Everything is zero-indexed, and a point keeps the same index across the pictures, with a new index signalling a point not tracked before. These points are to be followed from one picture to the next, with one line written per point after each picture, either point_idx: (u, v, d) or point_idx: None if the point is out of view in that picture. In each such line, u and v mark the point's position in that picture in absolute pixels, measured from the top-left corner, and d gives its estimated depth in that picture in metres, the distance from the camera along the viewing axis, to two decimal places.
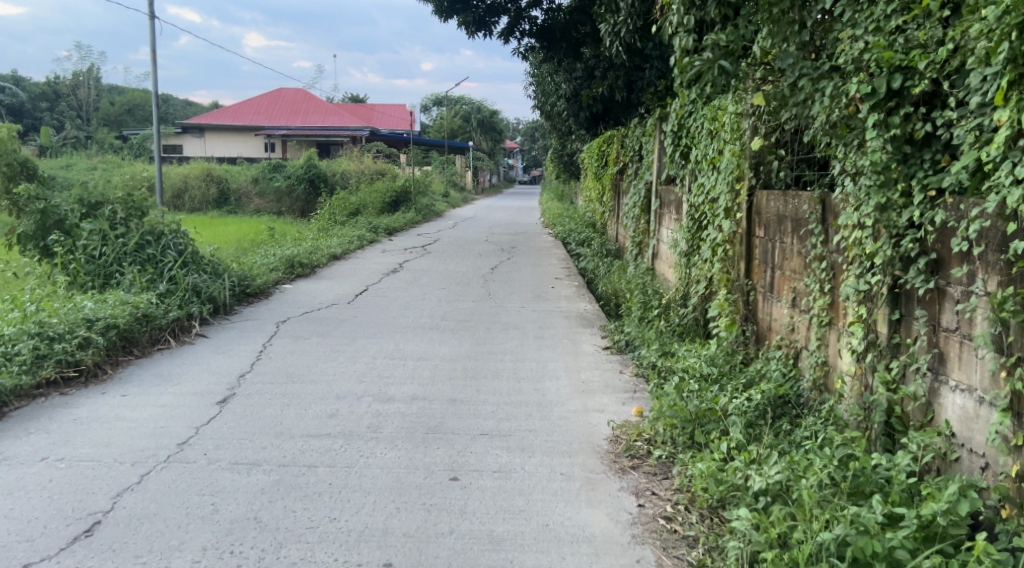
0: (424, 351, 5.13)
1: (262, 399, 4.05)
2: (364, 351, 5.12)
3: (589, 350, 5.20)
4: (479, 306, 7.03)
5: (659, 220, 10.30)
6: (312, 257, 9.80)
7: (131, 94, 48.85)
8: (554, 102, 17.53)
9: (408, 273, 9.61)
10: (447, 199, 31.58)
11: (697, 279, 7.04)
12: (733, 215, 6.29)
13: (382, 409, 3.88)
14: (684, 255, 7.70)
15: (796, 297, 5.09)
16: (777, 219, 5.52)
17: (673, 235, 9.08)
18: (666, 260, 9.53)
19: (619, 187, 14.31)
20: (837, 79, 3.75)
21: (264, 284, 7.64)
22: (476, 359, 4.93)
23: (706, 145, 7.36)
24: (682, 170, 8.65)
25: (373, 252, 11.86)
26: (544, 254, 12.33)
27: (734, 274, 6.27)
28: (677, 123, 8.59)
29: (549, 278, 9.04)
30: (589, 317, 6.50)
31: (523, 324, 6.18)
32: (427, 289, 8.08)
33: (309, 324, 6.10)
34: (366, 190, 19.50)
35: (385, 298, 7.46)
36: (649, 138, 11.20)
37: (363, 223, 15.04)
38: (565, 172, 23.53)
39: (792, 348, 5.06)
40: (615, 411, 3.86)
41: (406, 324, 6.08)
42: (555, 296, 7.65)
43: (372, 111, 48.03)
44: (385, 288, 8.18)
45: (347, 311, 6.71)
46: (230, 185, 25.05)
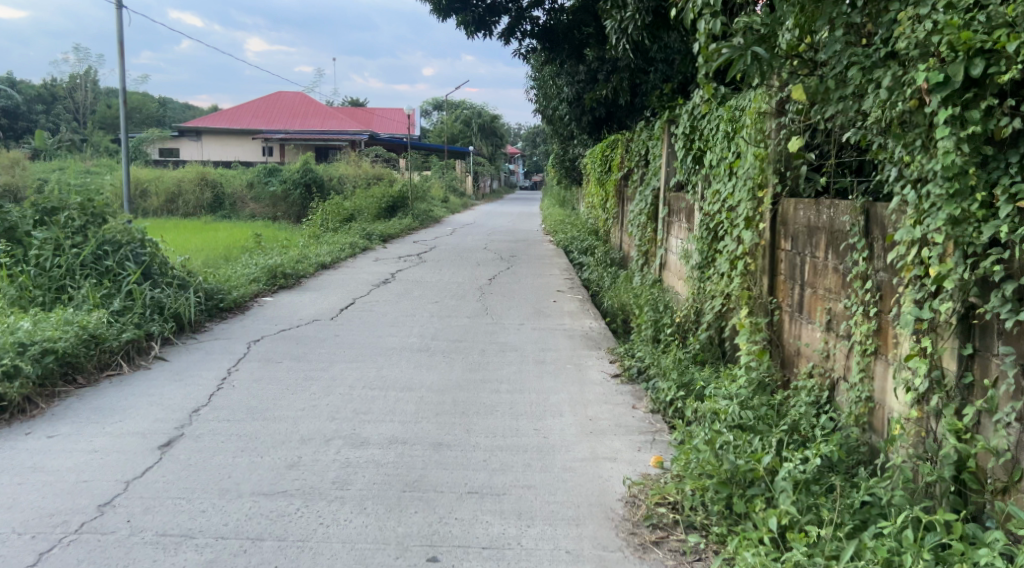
0: (409, 379, 4.53)
1: (213, 441, 3.45)
2: (341, 379, 4.52)
3: (596, 378, 4.60)
4: (474, 323, 6.43)
5: (668, 228, 9.71)
6: (298, 266, 9.22)
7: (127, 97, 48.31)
8: (557, 105, 16.99)
9: (400, 283, 9.01)
10: (447, 205, 30.99)
11: (713, 294, 6.46)
12: (756, 225, 5.70)
13: (353, 457, 3.27)
14: (698, 268, 7.11)
15: (832, 320, 4.49)
16: (808, 230, 4.93)
17: (684, 245, 8.48)
18: (675, 272, 8.94)
19: (624, 193, 13.73)
20: (896, 66, 3.16)
21: (241, 298, 7.04)
22: (469, 390, 4.32)
23: (724, 149, 6.77)
24: (693, 175, 8.05)
25: (365, 261, 11.26)
26: (545, 263, 11.74)
27: (756, 291, 5.68)
28: (689, 125, 7.98)
29: (551, 291, 8.44)
30: (594, 337, 5.91)
31: (522, 344, 5.58)
32: (419, 303, 7.48)
33: (284, 344, 5.50)
34: (361, 195, 18.93)
35: (372, 313, 6.86)
36: (657, 142, 10.60)
37: (357, 229, 14.46)
38: (567, 177, 22.94)
39: (828, 379, 4.47)
40: (629, 460, 3.26)
41: (391, 346, 5.47)
42: (556, 312, 7.04)
43: (372, 114, 47.50)
44: (374, 301, 7.58)
45: (329, 328, 6.11)
46: (224, 189, 24.44)
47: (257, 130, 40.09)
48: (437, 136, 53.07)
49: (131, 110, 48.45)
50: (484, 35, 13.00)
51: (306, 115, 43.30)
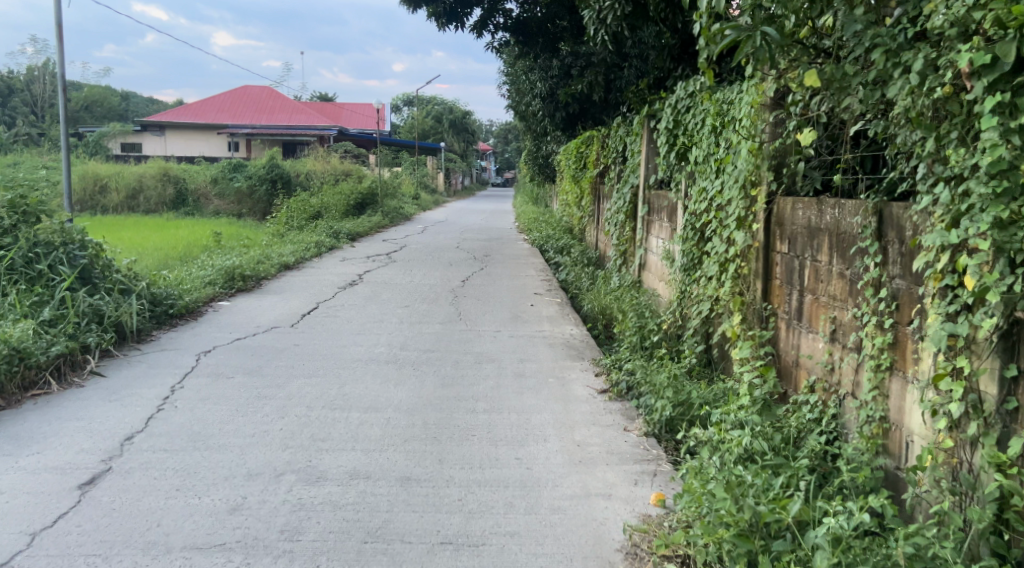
0: (374, 397, 4.08)
1: (145, 477, 2.97)
2: (299, 398, 4.06)
3: (582, 395, 4.19)
4: (446, 331, 5.98)
5: (648, 227, 9.35)
6: (258, 267, 8.68)
7: (87, 90, 46.96)
8: (530, 100, 16.59)
9: (368, 285, 8.53)
10: (419, 202, 30.39)
11: (701, 299, 6.13)
12: (750, 226, 5.34)
13: (307, 496, 2.83)
14: (684, 271, 6.74)
15: (839, 330, 4.13)
16: (808, 232, 4.57)
17: (667, 245, 8.12)
18: (657, 273, 8.58)
19: (600, 190, 13.35)
20: (928, 48, 2.79)
21: (194, 304, 6.52)
22: (441, 410, 3.89)
23: (712, 144, 6.40)
24: (676, 172, 7.69)
25: (331, 261, 10.75)
26: (520, 263, 11.32)
27: (749, 296, 5.31)
28: (673, 119, 7.60)
29: (528, 293, 8.03)
30: (576, 345, 5.51)
31: (499, 355, 5.15)
32: (387, 307, 7.01)
33: (237, 356, 5.00)
34: (329, 192, 18.34)
35: (337, 319, 6.38)
36: (635, 138, 10.23)
37: (324, 227, 13.91)
38: (540, 174, 22.53)
39: (835, 394, 4.10)
40: (626, 497, 2.86)
41: (356, 357, 5.02)
42: (534, 317, 6.62)
43: (341, 109, 46.69)
44: (339, 305, 7.09)
45: (288, 337, 5.62)
46: (187, 185, 23.65)
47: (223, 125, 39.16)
48: (407, 132, 52.37)
49: (92, 104, 47.23)
50: (456, 27, 12.54)
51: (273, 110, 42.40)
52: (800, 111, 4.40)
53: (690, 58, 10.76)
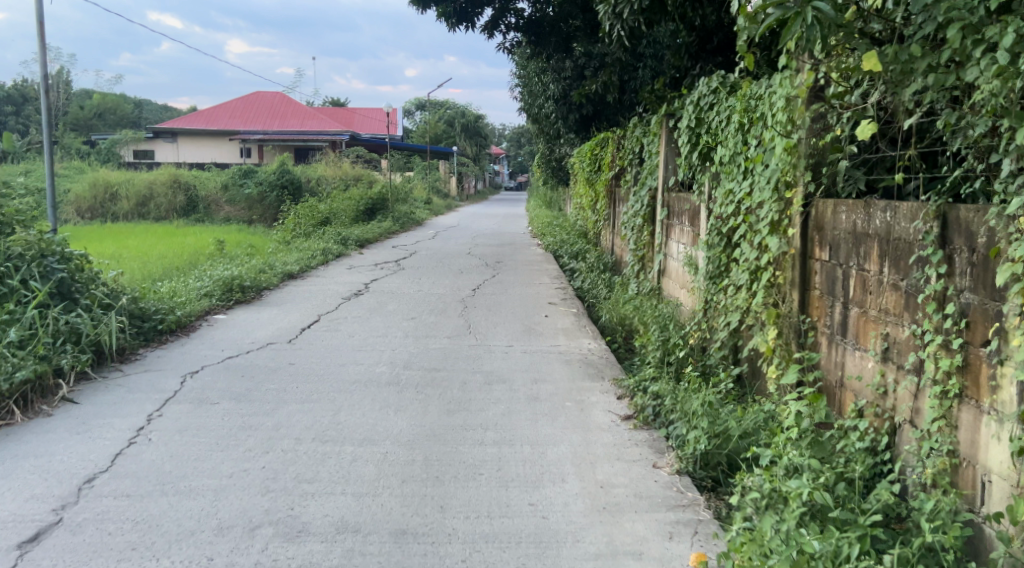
0: (371, 427, 3.66)
1: (98, 532, 2.56)
2: (288, 428, 3.65)
3: (603, 423, 3.75)
4: (454, 346, 5.56)
5: (668, 232, 8.90)
6: (260, 277, 8.30)
7: (100, 98, 47.03)
8: (543, 102, 16.23)
9: (374, 296, 8.13)
10: (432, 207, 30.00)
11: (729, 310, 5.69)
12: (785, 231, 4.89)
13: (285, 557, 2.42)
14: (709, 279, 6.29)
15: (893, 348, 3.68)
16: (854, 238, 4.12)
17: (690, 251, 7.67)
18: (679, 280, 8.14)
19: (615, 194, 12.91)
20: (1019, 20, 2.33)
21: (187, 318, 6.13)
22: (445, 443, 3.46)
23: (741, 143, 5.95)
24: (700, 173, 7.24)
25: (338, 269, 10.36)
26: (534, 270, 10.89)
27: (785, 307, 4.86)
28: (695, 118, 7.15)
29: (542, 303, 7.60)
30: (595, 362, 5.08)
31: (511, 374, 4.72)
32: (392, 320, 6.60)
33: (226, 377, 4.60)
34: (339, 197, 17.99)
35: (338, 334, 5.97)
36: (653, 138, 9.78)
37: (332, 234, 13.54)
38: (553, 178, 22.11)
39: (890, 421, 3.64)
40: (659, 558, 2.43)
41: (356, 378, 4.61)
42: (549, 330, 6.18)
43: (353, 114, 46.44)
44: (341, 318, 6.68)
45: (283, 354, 5.22)
46: (198, 192, 23.39)
47: (235, 132, 39.01)
48: (420, 136, 52.09)
49: (105, 112, 47.30)
50: (466, 27, 12.12)
51: (284, 116, 42.23)
52: (844, 103, 3.95)
53: (708, 55, 10.29)
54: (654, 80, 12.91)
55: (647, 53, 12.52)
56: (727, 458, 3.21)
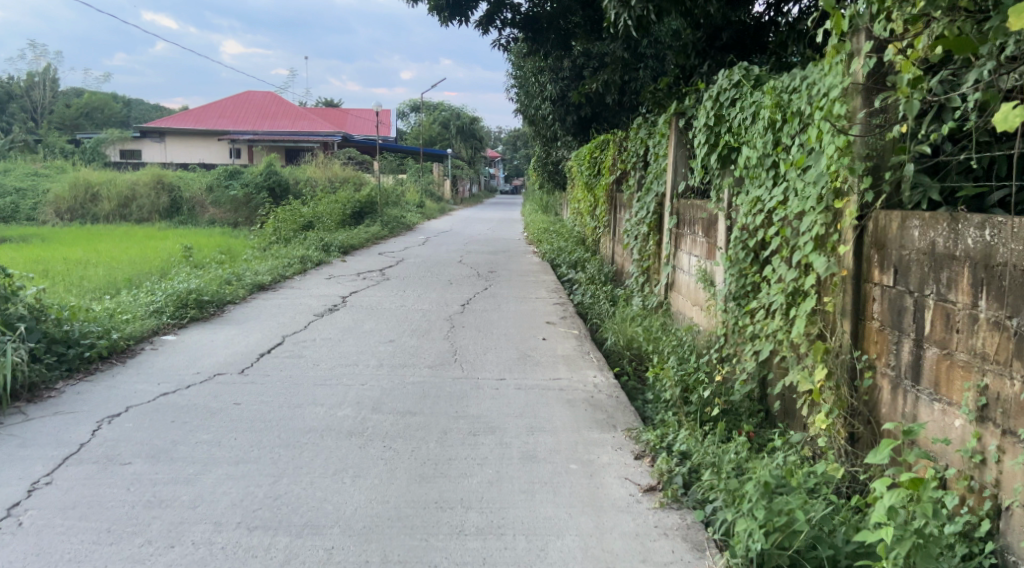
0: (317, 504, 2.82)
1: None
2: (209, 505, 2.80)
3: (618, 499, 2.93)
4: (434, 380, 4.70)
5: (678, 242, 8.10)
6: (223, 290, 7.43)
7: (88, 97, 46.07)
8: (540, 104, 16.00)
9: (350, 311, 7.25)
10: (424, 211, 29.13)
11: (760, 339, 4.85)
12: (834, 248, 4.06)
13: None
14: (732, 299, 5.47)
15: (995, 407, 2.85)
16: (931, 260, 3.31)
17: (708, 266, 6.86)
18: (692, 296, 7.33)
19: (616, 199, 12.10)
20: None
21: (125, 342, 5.26)
22: (412, 533, 2.64)
23: (777, 144, 5.11)
24: (717, 177, 6.42)
25: (315, 279, 9.48)
26: (529, 282, 10.04)
27: (833, 341, 4.02)
28: (714, 115, 6.31)
29: (539, 322, 6.75)
30: (602, 402, 4.25)
31: (502, 420, 3.88)
32: (366, 343, 5.74)
33: (152, 423, 3.75)
34: (325, 200, 17.10)
35: (300, 362, 5.11)
36: (659, 139, 8.95)
37: (314, 239, 12.66)
38: (549, 182, 21.27)
39: (992, 500, 2.82)
40: None
41: (312, 425, 3.76)
42: (547, 358, 5.33)
43: (346, 115, 45.52)
44: (309, 340, 5.82)
45: (229, 391, 4.36)
46: (183, 193, 22.45)
47: (224, 132, 38.09)
48: (413, 138, 51.24)
49: (92, 110, 46.28)
50: (459, 22, 11.23)
51: (275, 116, 41.36)
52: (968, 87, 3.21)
53: (717, 53, 9.35)
54: (655, 81, 12.44)
55: (648, 53, 12.22)
56: (791, 560, 2.41)
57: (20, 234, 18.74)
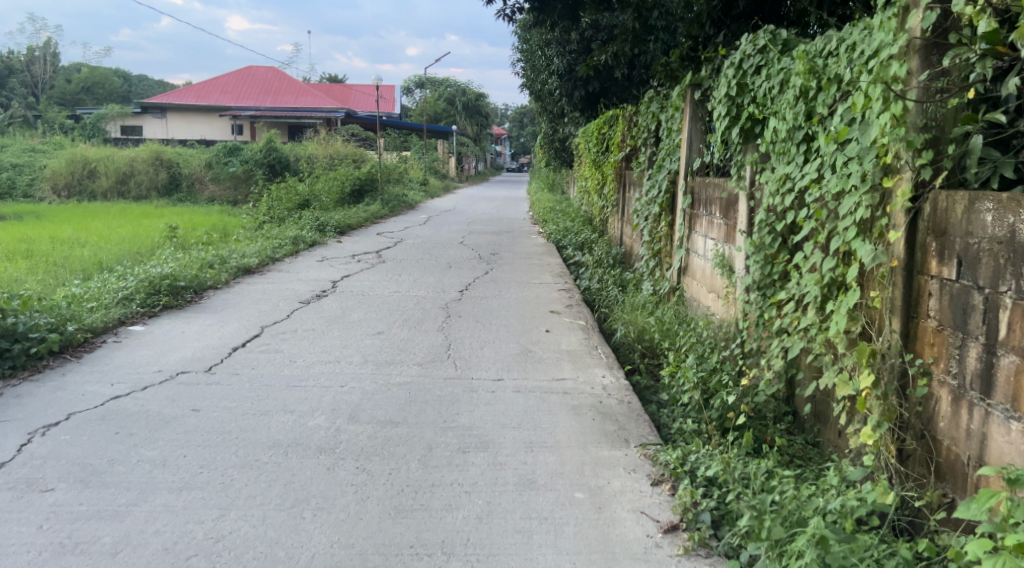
0: (264, 551, 2.33)
1: None
2: (134, 551, 2.32)
3: (632, 543, 2.43)
4: (422, 381, 4.18)
5: (692, 223, 7.55)
6: (202, 275, 6.92)
7: (89, 72, 45.45)
8: (546, 78, 15.45)
9: (340, 298, 6.74)
10: (429, 188, 28.59)
11: (791, 335, 4.31)
12: (882, 234, 3.51)
13: None
14: (757, 289, 4.93)
15: None
16: (1010, 250, 2.77)
17: (726, 249, 6.32)
18: (708, 282, 6.80)
19: (625, 177, 11.53)
20: None
21: (83, 335, 4.76)
22: None
23: (811, 115, 4.54)
24: (739, 153, 5.86)
25: (307, 261, 8.96)
26: (534, 265, 9.51)
27: (880, 341, 3.48)
28: (736, 84, 5.72)
29: (542, 311, 6.24)
30: (612, 409, 3.74)
31: (496, 432, 3.37)
32: (351, 336, 5.22)
33: (92, 435, 3.26)
34: (323, 178, 16.56)
35: (276, 359, 4.60)
36: (673, 113, 8.36)
37: (309, 218, 12.14)
38: (557, 160, 20.73)
39: None
40: None
41: (276, 439, 3.26)
42: (550, 355, 4.81)
43: (350, 91, 44.80)
44: (289, 332, 5.31)
45: (190, 394, 3.86)
46: (181, 170, 21.95)
47: (227, 108, 37.52)
48: (419, 115, 50.56)
49: (93, 85, 45.61)
50: None
51: (278, 92, 40.71)
52: None
53: (731, 22, 8.99)
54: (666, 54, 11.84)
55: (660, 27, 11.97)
56: None
57: (13, 212, 18.30)
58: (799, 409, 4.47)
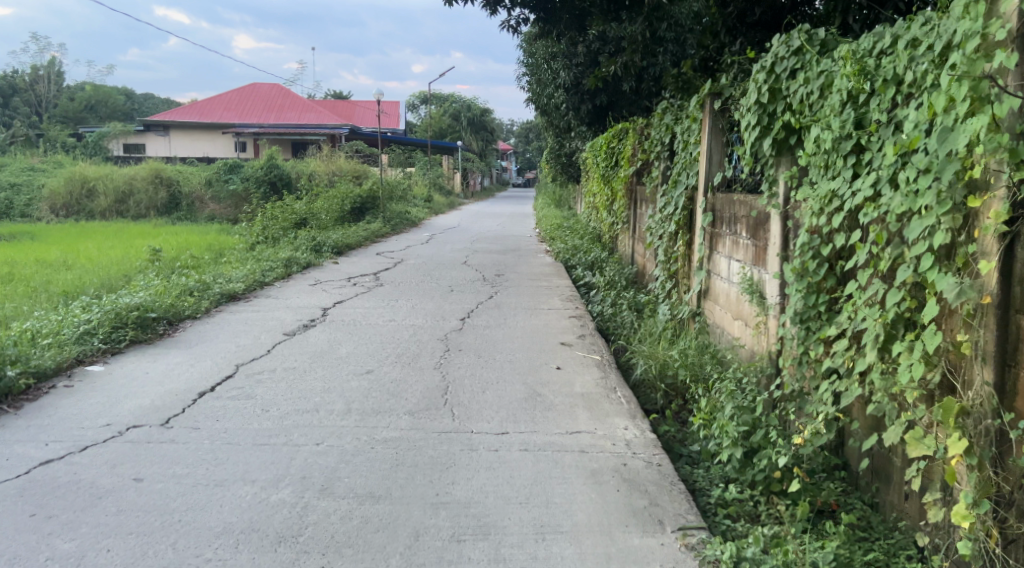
0: None
1: None
2: None
3: None
4: (412, 436, 3.56)
5: (714, 243, 6.93)
6: (178, 305, 6.32)
7: (93, 90, 45.26)
8: (552, 92, 14.92)
9: (329, 328, 6.14)
10: (433, 205, 28.07)
11: (851, 381, 3.68)
12: (967, 265, 2.90)
13: None
14: (798, 321, 4.30)
15: None
16: None
17: (755, 273, 5.71)
18: (734, 308, 6.18)
19: (637, 193, 10.94)
20: None
21: (26, 380, 4.16)
22: None
23: (864, 123, 3.93)
24: (771, 167, 5.26)
25: (298, 285, 8.37)
26: (542, 287, 8.90)
27: (969, 396, 2.85)
28: (768, 89, 5.11)
29: (552, 343, 5.63)
30: (638, 475, 3.13)
31: (498, 512, 2.76)
32: (335, 377, 4.60)
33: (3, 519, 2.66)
34: (323, 196, 16.00)
35: (245, 408, 3.99)
36: (689, 124, 7.76)
37: (305, 239, 11.56)
38: (563, 175, 20.20)
39: None
40: None
41: (226, 523, 2.65)
42: (562, 400, 4.17)
43: (354, 107, 44.44)
44: (267, 372, 4.71)
45: (136, 457, 3.25)
46: (181, 188, 21.47)
47: (229, 125, 37.16)
48: (425, 131, 50.23)
49: (97, 103, 45.34)
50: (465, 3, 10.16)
51: (282, 108, 40.35)
52: None
53: (749, 31, 8.55)
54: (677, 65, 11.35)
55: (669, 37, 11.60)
56: None
57: (6, 233, 17.78)
58: (853, 464, 3.83)
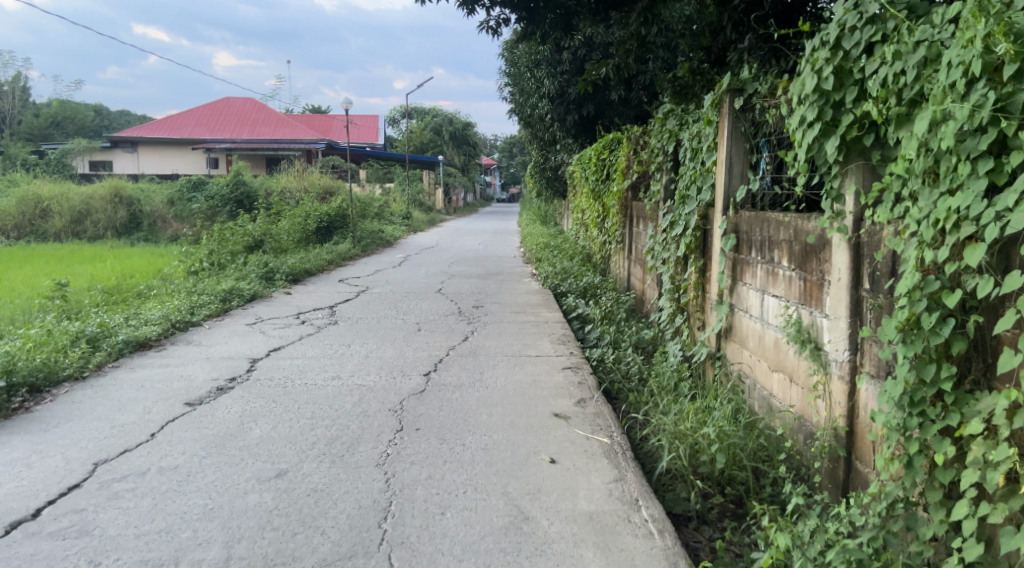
0: None
1: None
2: None
3: None
4: None
5: (739, 272, 5.55)
6: (54, 363, 4.84)
7: (61, 105, 43.63)
8: (536, 102, 13.60)
9: (249, 392, 4.69)
10: (413, 223, 26.60)
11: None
12: None
13: None
14: (903, 403, 2.90)
15: None
16: None
17: (804, 315, 4.32)
18: (772, 358, 4.80)
19: (632, 210, 9.58)
20: None
21: None
22: None
23: (1014, 108, 2.53)
24: (835, 176, 3.87)
25: (233, 326, 6.91)
26: (528, 323, 7.51)
27: None
28: (833, 71, 3.74)
29: (541, 413, 4.23)
30: None
31: None
32: (230, 485, 3.18)
33: None
34: (286, 215, 14.54)
35: (65, 560, 2.57)
36: (700, 128, 6.40)
37: (255, 265, 10.06)
38: (549, 190, 18.82)
39: None
40: None
41: None
42: (558, 530, 2.77)
43: (332, 121, 43.03)
44: (133, 477, 3.28)
45: None
46: (141, 207, 19.96)
47: (200, 140, 35.62)
48: (407, 145, 48.84)
49: (64, 119, 43.65)
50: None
51: (256, 123, 38.89)
52: None
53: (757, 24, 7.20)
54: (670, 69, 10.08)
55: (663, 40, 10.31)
56: None
57: None
58: None
